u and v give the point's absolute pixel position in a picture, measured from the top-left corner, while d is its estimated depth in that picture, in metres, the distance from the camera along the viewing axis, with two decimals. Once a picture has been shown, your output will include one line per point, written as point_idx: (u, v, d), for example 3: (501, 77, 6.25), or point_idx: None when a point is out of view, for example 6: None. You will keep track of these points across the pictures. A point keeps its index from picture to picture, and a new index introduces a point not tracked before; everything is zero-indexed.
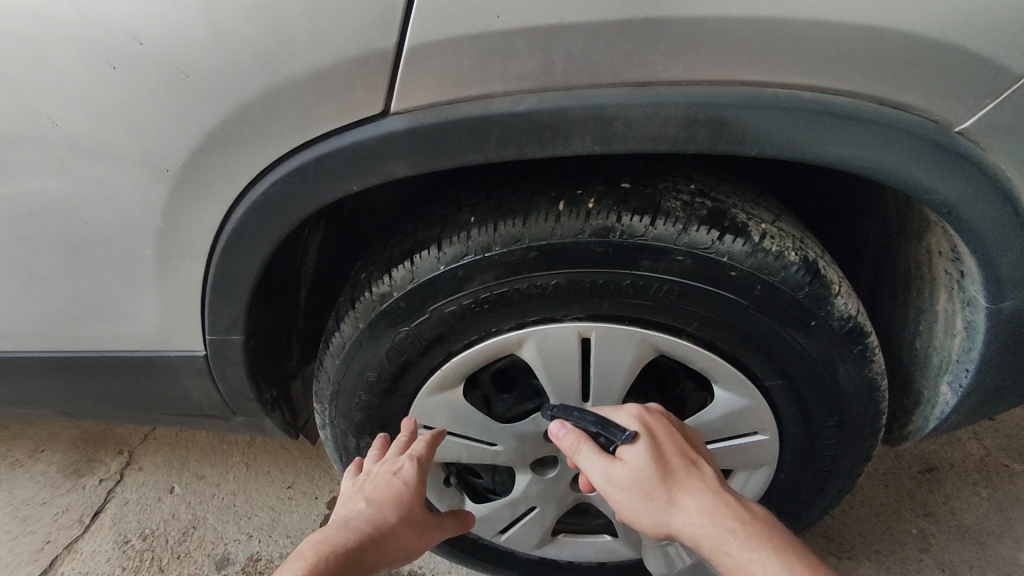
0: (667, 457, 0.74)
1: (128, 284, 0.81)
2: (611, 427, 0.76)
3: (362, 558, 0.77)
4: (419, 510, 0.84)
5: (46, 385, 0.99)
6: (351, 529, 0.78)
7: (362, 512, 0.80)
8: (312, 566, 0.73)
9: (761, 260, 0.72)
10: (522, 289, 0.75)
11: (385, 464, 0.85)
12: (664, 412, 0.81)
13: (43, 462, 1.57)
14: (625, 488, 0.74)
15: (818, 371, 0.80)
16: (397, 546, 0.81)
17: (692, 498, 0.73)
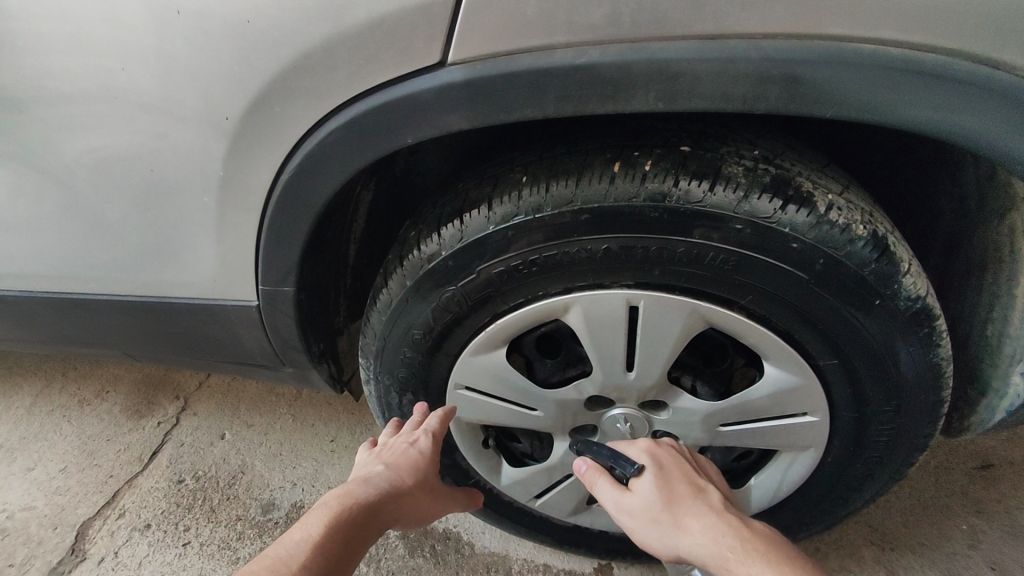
0: (672, 483, 0.77)
1: (190, 233, 0.84)
2: (621, 459, 0.81)
3: (382, 512, 0.80)
4: (435, 473, 0.87)
5: (113, 328, 1.04)
6: (372, 482, 0.82)
7: (381, 472, 0.83)
8: (336, 514, 0.77)
9: (827, 232, 0.68)
10: (571, 252, 0.74)
11: (405, 433, 0.89)
12: (680, 449, 0.84)
13: (108, 401, 1.67)
14: (634, 515, 0.77)
15: (878, 353, 0.76)
16: (413, 506, 0.84)
17: (695, 520, 0.73)
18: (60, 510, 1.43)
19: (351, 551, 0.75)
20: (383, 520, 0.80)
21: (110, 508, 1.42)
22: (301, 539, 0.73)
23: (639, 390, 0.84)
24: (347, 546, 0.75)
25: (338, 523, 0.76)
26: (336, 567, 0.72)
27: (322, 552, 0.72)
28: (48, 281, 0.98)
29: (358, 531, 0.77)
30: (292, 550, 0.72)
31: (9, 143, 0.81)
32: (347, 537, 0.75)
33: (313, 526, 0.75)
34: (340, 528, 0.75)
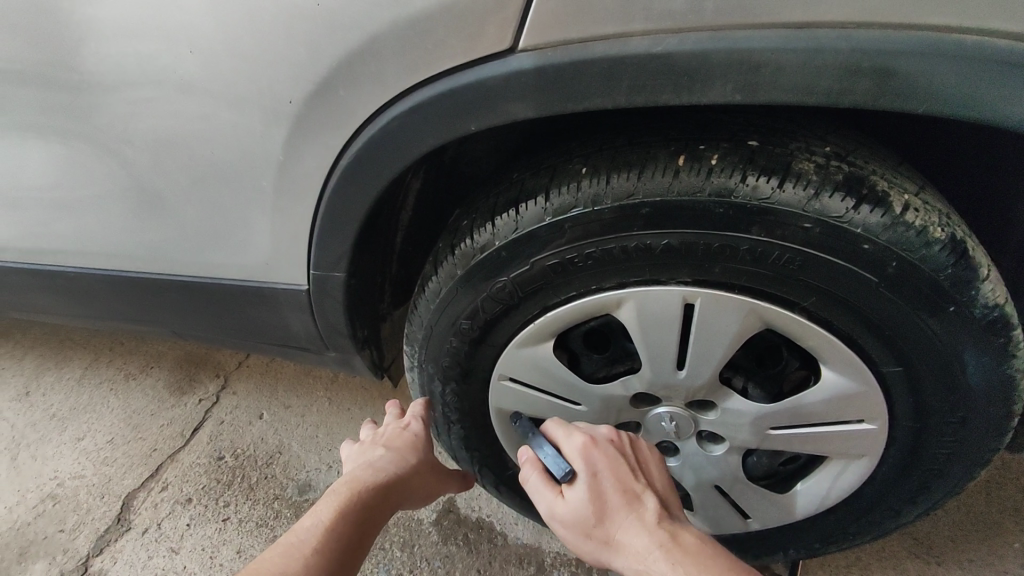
0: (605, 494, 0.77)
1: (244, 214, 0.84)
2: (556, 462, 0.80)
3: (389, 494, 0.85)
4: (434, 454, 0.93)
5: (163, 306, 1.06)
6: (376, 467, 0.87)
7: (383, 456, 0.89)
8: (346, 499, 0.81)
9: (901, 234, 0.65)
10: (629, 247, 0.72)
11: (397, 424, 0.96)
12: (619, 444, 0.83)
13: (151, 376, 1.72)
14: (566, 524, 0.78)
15: (945, 361, 0.73)
16: (417, 485, 0.89)
17: (624, 536, 0.74)
18: (107, 480, 1.47)
19: (360, 533, 0.79)
20: (390, 502, 0.85)
21: (154, 481, 1.46)
22: (312, 525, 0.77)
23: (688, 389, 0.82)
24: (358, 528, 0.79)
25: (348, 507, 0.80)
26: (348, 547, 0.77)
27: (334, 535, 0.76)
28: (103, 258, 1.01)
29: (367, 513, 0.81)
30: (305, 537, 0.76)
31: (73, 123, 0.82)
32: (357, 520, 0.80)
33: (323, 513, 0.79)
34: (349, 512, 0.80)
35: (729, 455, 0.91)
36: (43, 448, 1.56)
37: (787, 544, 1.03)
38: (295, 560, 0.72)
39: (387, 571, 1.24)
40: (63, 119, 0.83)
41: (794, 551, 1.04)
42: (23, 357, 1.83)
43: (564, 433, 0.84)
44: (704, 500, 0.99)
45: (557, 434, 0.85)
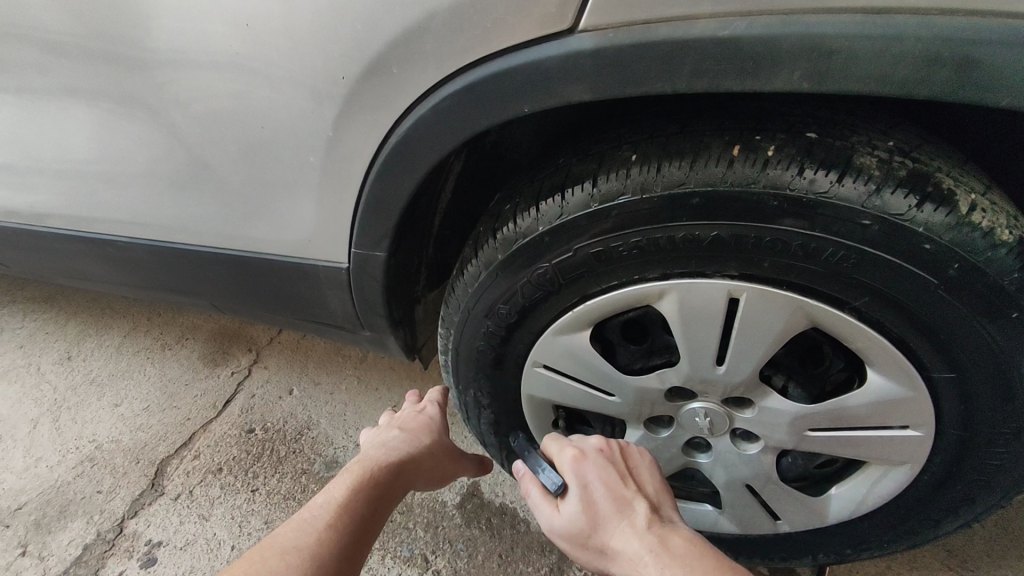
0: (598, 504, 0.78)
1: (290, 190, 0.85)
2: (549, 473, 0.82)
3: (400, 474, 0.86)
4: (444, 439, 0.95)
5: (204, 279, 1.08)
6: (387, 451, 0.88)
7: (398, 437, 0.92)
8: (359, 478, 0.82)
9: (965, 236, 0.63)
10: (675, 237, 0.71)
11: (407, 415, 0.99)
12: (608, 452, 0.84)
13: (187, 348, 1.76)
14: (565, 536, 0.80)
15: (1002, 369, 0.70)
16: (432, 464, 0.91)
17: (617, 546, 0.75)
18: (142, 446, 1.52)
19: (375, 508, 0.80)
20: (402, 482, 0.86)
21: (186, 449, 1.50)
22: (325, 502, 0.77)
23: (727, 385, 0.81)
24: (371, 503, 0.79)
25: (360, 485, 0.81)
26: (363, 521, 0.77)
27: (347, 509, 0.76)
28: (148, 229, 1.03)
29: (380, 489, 0.82)
30: (317, 513, 0.75)
31: (125, 94, 0.84)
32: (370, 496, 0.80)
33: (334, 491, 0.79)
34: (362, 489, 0.80)
35: (763, 455, 0.90)
36: (83, 411, 1.62)
37: (817, 548, 1.01)
38: (309, 534, 0.72)
39: (410, 550, 1.25)
40: (115, 90, 0.84)
41: (824, 556, 1.02)
42: (66, 322, 1.88)
43: (557, 446, 0.86)
44: (733, 500, 0.98)
45: (551, 446, 0.88)
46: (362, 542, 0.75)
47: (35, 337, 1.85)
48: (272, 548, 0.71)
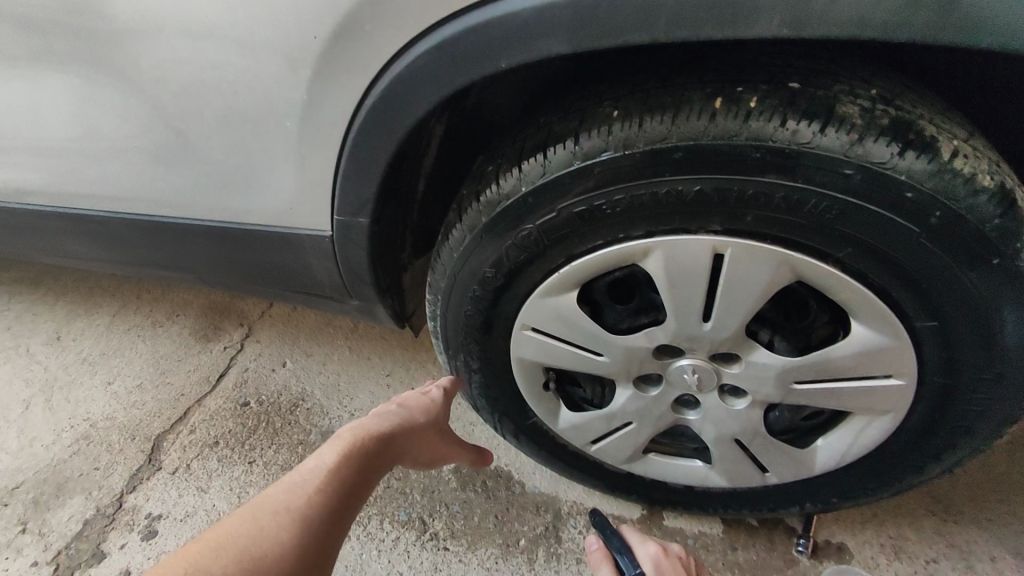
0: None
1: (268, 158, 0.84)
2: (626, 557, 1.01)
3: (394, 445, 0.87)
4: (439, 418, 0.95)
5: (188, 252, 1.07)
6: (383, 421, 0.89)
7: (397, 410, 0.93)
8: (354, 444, 0.83)
9: (947, 182, 0.63)
10: (658, 193, 0.70)
11: (409, 393, 0.99)
12: None
13: (178, 324, 1.75)
14: None
15: (982, 317, 0.71)
16: (425, 442, 0.92)
17: None
18: (137, 422, 1.52)
19: (367, 476, 0.81)
20: (392, 453, 0.87)
21: (182, 424, 1.51)
22: (316, 466, 0.78)
23: (713, 342, 0.82)
24: (360, 471, 0.80)
25: (354, 451, 0.82)
26: (354, 488, 0.78)
27: (339, 475, 0.77)
28: (129, 204, 1.01)
29: (370, 458, 0.82)
30: (308, 476, 0.76)
31: (93, 63, 0.81)
32: (363, 464, 0.81)
33: (326, 456, 0.80)
34: (356, 455, 0.81)
35: (750, 409, 0.91)
36: (76, 390, 1.61)
37: (804, 498, 1.04)
38: (299, 497, 0.73)
39: (407, 514, 1.27)
40: (83, 58, 0.81)
41: (810, 505, 1.05)
42: (54, 302, 1.87)
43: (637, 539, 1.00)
44: (722, 455, 1.00)
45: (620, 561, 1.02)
46: (350, 507, 0.76)
47: (23, 317, 1.84)
48: (262, 508, 0.72)
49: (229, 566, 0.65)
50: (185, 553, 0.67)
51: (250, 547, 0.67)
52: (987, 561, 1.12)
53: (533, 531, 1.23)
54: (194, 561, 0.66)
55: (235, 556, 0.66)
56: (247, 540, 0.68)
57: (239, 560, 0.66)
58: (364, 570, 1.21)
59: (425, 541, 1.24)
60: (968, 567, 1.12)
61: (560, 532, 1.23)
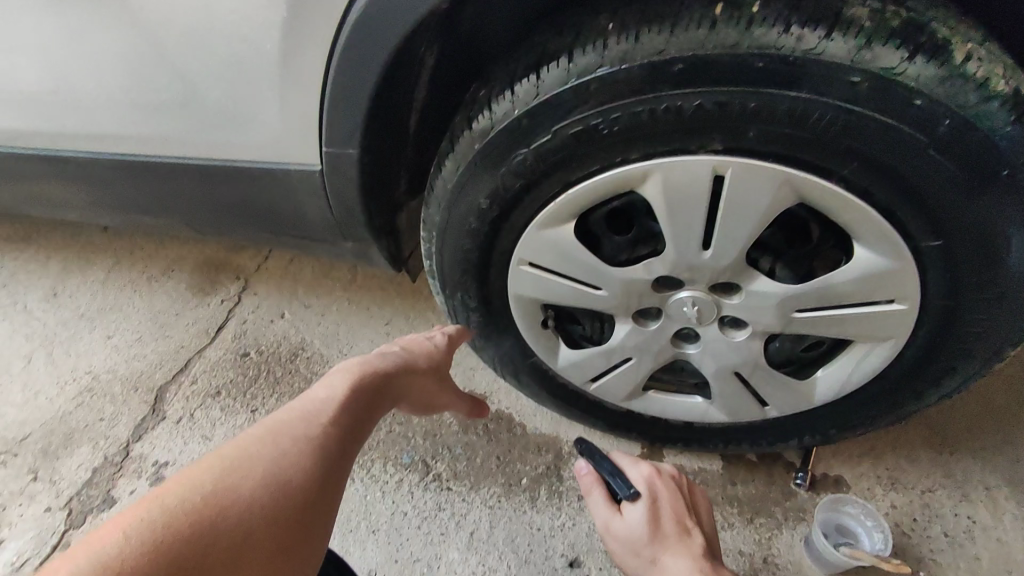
0: (661, 520, 0.87)
1: (251, 88, 0.81)
2: (618, 480, 0.92)
3: (397, 384, 0.86)
4: (441, 362, 0.94)
5: (178, 195, 1.05)
6: (387, 360, 0.87)
7: (400, 351, 0.91)
8: (364, 377, 0.81)
9: (958, 88, 0.62)
10: (656, 110, 0.68)
11: (410, 337, 0.97)
12: (676, 476, 0.94)
13: (174, 278, 1.73)
14: (621, 538, 0.88)
15: (988, 234, 0.70)
16: (425, 386, 0.91)
17: (671, 560, 0.82)
18: (140, 374, 1.53)
19: (373, 411, 0.79)
20: (396, 391, 0.86)
21: (184, 375, 1.52)
22: (329, 396, 0.76)
23: (713, 270, 0.80)
24: (370, 405, 0.79)
25: (363, 385, 0.80)
26: (363, 422, 0.76)
27: (351, 407, 0.76)
28: (113, 143, 0.98)
29: (379, 394, 0.81)
30: (323, 405, 0.74)
31: None
32: (371, 399, 0.80)
33: (336, 387, 0.78)
34: (365, 389, 0.80)
35: (750, 341, 0.91)
36: (76, 345, 1.61)
37: (803, 430, 1.04)
38: (316, 423, 0.71)
39: (410, 456, 1.29)
40: None
41: (809, 438, 1.06)
42: (46, 259, 1.83)
43: (632, 461, 0.96)
44: (722, 389, 0.99)
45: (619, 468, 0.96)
46: (363, 437, 0.75)
47: (17, 275, 1.81)
48: (278, 432, 0.69)
49: (255, 486, 0.63)
50: (200, 472, 0.63)
51: (273, 469, 0.64)
52: (982, 490, 1.14)
53: (534, 471, 1.25)
54: (216, 478, 0.63)
55: (260, 475, 0.64)
56: (271, 461, 0.65)
57: (265, 480, 0.63)
58: (370, 510, 1.23)
59: (429, 482, 1.25)
60: (963, 495, 1.14)
61: (562, 471, 1.24)
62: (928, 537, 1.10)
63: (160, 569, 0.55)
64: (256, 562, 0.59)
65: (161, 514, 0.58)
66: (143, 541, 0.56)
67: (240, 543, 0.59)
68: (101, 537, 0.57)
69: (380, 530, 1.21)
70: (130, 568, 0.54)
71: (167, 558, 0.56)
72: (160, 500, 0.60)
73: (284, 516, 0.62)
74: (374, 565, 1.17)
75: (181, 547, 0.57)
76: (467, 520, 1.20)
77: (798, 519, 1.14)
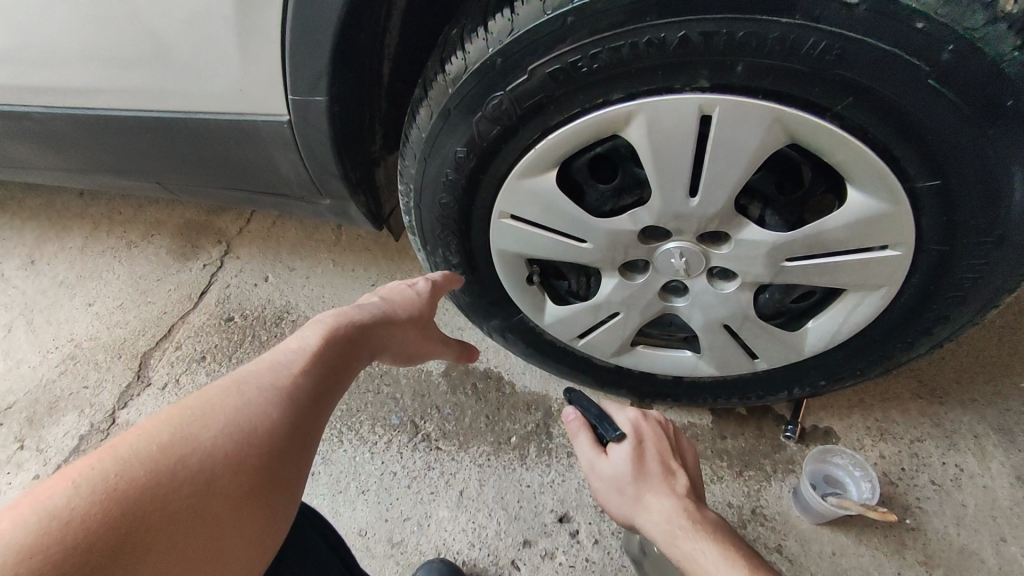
0: (646, 461, 0.85)
1: (207, 31, 0.76)
2: (606, 423, 0.90)
3: (375, 334, 0.83)
4: (425, 313, 0.91)
5: (144, 152, 1.00)
6: (364, 311, 0.85)
7: (379, 302, 0.88)
8: (337, 329, 0.79)
9: (962, 8, 0.58)
10: (638, 44, 0.64)
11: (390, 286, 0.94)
12: (664, 422, 0.93)
13: (154, 244, 1.68)
14: (606, 478, 0.86)
15: (988, 173, 0.67)
16: (406, 337, 0.89)
17: (655, 497, 0.80)
18: (122, 341, 1.50)
19: (348, 362, 0.77)
20: (374, 342, 0.83)
21: (167, 341, 1.49)
22: (298, 348, 0.74)
23: (701, 218, 0.77)
24: (344, 355, 0.77)
25: (336, 337, 0.77)
26: (337, 372, 0.74)
27: (323, 358, 0.73)
28: (69, 95, 0.92)
29: (353, 344, 0.79)
30: (291, 356, 0.72)
31: None
32: (346, 350, 0.78)
33: (308, 339, 0.76)
34: (339, 340, 0.77)
35: (740, 292, 0.88)
36: (56, 313, 1.58)
37: (793, 383, 1.03)
38: (286, 373, 0.69)
39: (398, 418, 1.27)
40: None
41: (799, 390, 1.05)
42: (21, 226, 1.78)
43: (619, 405, 0.94)
44: (712, 343, 0.97)
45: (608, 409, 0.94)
46: (335, 389, 0.73)
47: None
48: (245, 381, 0.67)
49: (219, 436, 0.60)
50: (158, 422, 0.60)
51: (238, 418, 0.62)
52: (971, 439, 1.14)
53: (523, 429, 1.24)
54: (177, 428, 0.60)
55: (223, 424, 0.61)
56: (235, 409, 0.63)
57: (229, 430, 0.61)
58: (359, 471, 1.22)
59: (417, 442, 1.24)
60: (951, 444, 1.14)
61: (550, 429, 1.24)
62: (916, 486, 1.10)
63: (116, 520, 0.52)
64: (222, 511, 0.57)
65: (117, 464, 0.55)
66: (95, 490, 0.53)
67: (204, 491, 0.56)
68: (47, 488, 0.52)
69: (370, 490, 1.20)
70: (84, 517, 0.51)
71: (125, 507, 0.52)
72: (115, 450, 0.56)
73: (250, 466, 0.60)
74: (364, 524, 1.17)
75: (139, 496, 0.53)
76: (456, 478, 1.20)
77: (786, 471, 1.13)
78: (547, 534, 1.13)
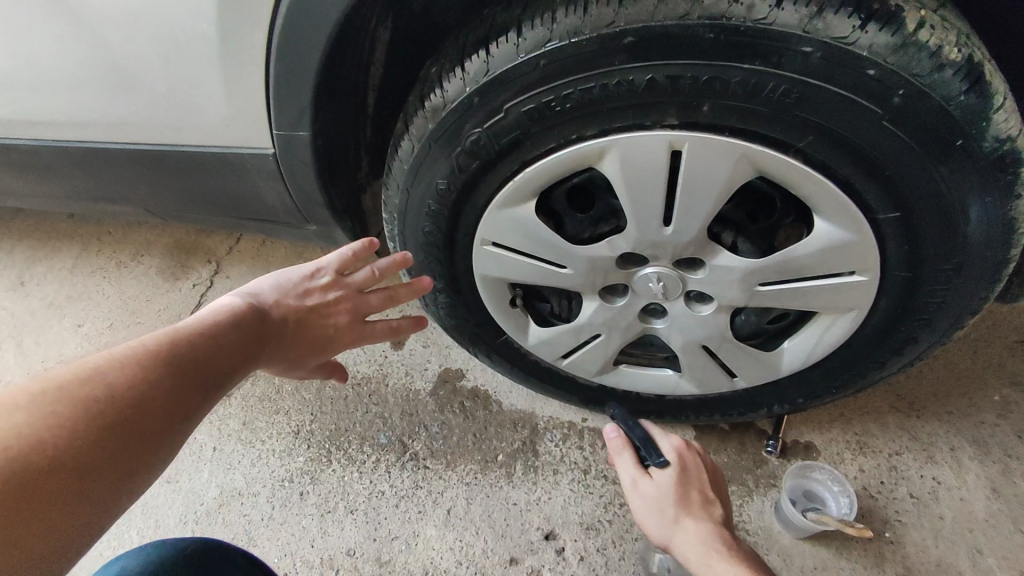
0: (687, 489, 0.88)
1: (192, 68, 0.78)
2: (651, 448, 0.93)
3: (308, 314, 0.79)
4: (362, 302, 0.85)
5: (131, 181, 1.01)
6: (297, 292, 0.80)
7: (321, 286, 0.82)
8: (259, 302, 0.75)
9: (911, 56, 0.61)
10: (608, 86, 0.67)
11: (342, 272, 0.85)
12: (705, 456, 0.96)
13: (144, 264, 1.69)
14: (645, 498, 0.89)
15: (945, 205, 0.70)
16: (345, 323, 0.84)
17: (692, 521, 0.83)
18: None
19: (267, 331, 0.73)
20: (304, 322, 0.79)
21: None
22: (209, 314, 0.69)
23: (676, 246, 0.79)
24: (263, 326, 0.73)
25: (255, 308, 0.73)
26: (251, 339, 0.70)
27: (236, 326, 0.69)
28: (57, 128, 0.94)
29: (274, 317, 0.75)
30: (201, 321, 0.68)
31: None
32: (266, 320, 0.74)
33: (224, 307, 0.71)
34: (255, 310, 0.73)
35: (716, 315, 0.91)
36: (45, 334, 1.58)
37: (772, 401, 1.05)
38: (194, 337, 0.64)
39: (387, 437, 1.29)
40: None
41: (778, 407, 1.07)
42: (11, 247, 1.79)
43: (664, 432, 0.97)
44: (691, 363, 1.00)
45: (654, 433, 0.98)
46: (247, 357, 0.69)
47: None
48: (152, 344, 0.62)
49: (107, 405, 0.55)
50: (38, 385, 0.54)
51: (137, 377, 0.57)
52: (947, 452, 1.16)
53: (510, 447, 1.26)
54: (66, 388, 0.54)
55: (117, 383, 0.56)
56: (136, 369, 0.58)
57: (123, 389, 0.56)
58: (347, 490, 1.23)
59: (405, 461, 1.26)
60: (928, 458, 1.16)
61: (537, 446, 1.25)
62: (894, 499, 1.12)
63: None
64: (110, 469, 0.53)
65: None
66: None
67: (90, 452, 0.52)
68: None
69: (358, 509, 1.21)
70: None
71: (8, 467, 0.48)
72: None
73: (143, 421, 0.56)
74: (351, 543, 1.17)
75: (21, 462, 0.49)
76: (443, 497, 1.21)
77: (768, 485, 1.15)
78: (533, 551, 1.14)
